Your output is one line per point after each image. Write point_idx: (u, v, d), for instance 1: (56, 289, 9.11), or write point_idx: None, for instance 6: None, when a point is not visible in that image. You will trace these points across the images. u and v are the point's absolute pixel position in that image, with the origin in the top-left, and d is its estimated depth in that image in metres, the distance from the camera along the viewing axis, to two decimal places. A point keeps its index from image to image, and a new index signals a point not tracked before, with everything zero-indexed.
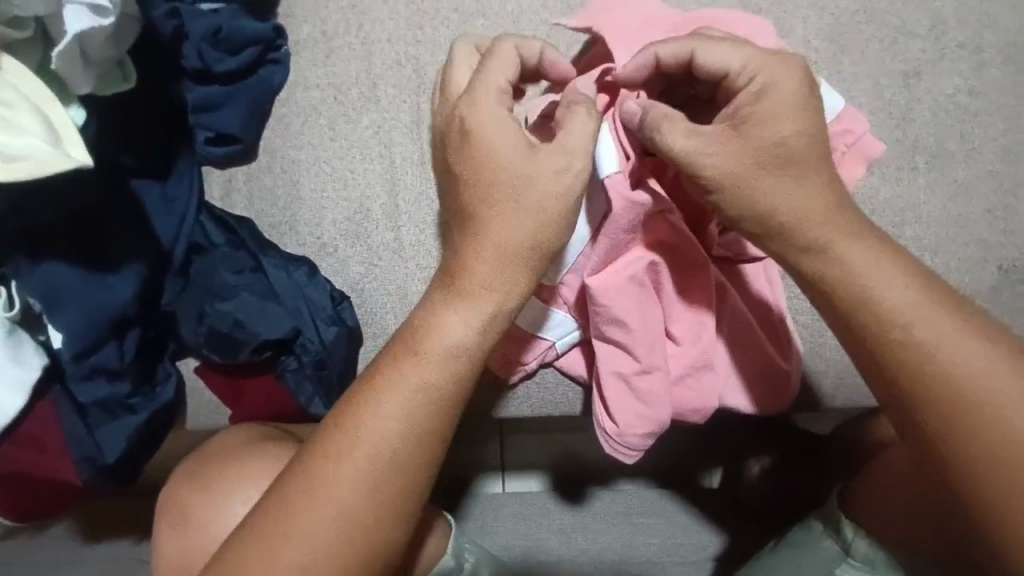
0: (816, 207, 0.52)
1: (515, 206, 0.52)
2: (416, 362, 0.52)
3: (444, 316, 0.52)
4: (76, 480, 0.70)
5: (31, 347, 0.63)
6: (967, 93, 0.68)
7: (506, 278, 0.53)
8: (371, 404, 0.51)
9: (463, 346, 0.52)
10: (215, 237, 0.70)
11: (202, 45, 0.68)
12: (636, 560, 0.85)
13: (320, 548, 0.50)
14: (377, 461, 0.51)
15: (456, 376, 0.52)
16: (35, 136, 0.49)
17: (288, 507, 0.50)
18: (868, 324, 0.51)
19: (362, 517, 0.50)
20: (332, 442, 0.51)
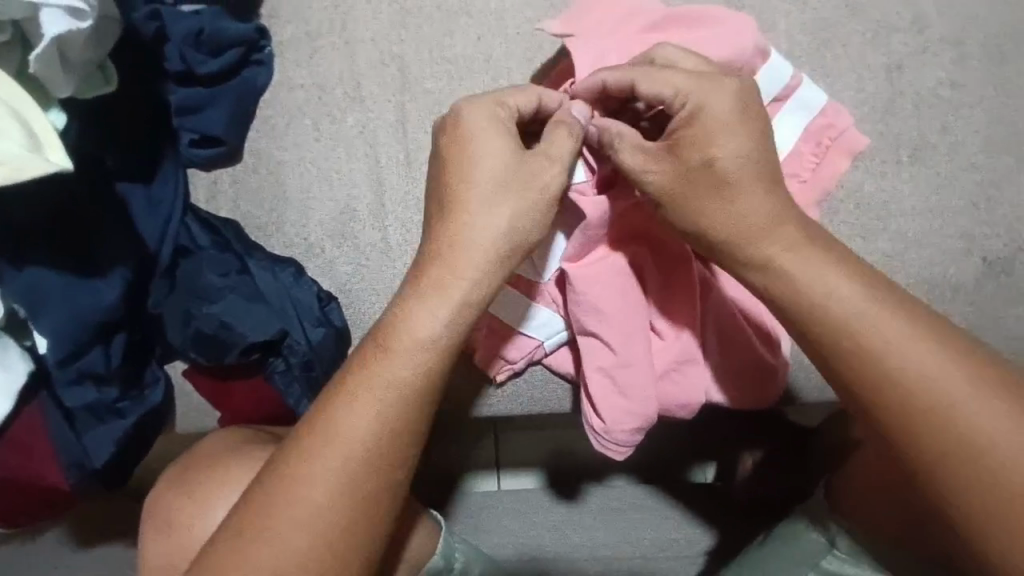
0: (755, 218, 0.52)
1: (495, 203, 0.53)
2: (380, 354, 0.52)
3: (412, 308, 0.53)
4: (66, 485, 0.70)
5: (16, 351, 0.63)
6: (950, 86, 0.68)
7: (475, 268, 0.53)
8: (342, 404, 0.51)
9: (432, 336, 0.52)
10: (201, 239, 0.70)
11: (184, 47, 0.65)
12: (630, 556, 0.82)
13: (296, 547, 0.50)
14: (349, 456, 0.51)
15: (428, 366, 0.52)
16: (12, 140, 0.49)
17: (263, 506, 0.50)
18: (816, 330, 0.52)
19: (338, 515, 0.50)
20: (303, 438, 0.51)
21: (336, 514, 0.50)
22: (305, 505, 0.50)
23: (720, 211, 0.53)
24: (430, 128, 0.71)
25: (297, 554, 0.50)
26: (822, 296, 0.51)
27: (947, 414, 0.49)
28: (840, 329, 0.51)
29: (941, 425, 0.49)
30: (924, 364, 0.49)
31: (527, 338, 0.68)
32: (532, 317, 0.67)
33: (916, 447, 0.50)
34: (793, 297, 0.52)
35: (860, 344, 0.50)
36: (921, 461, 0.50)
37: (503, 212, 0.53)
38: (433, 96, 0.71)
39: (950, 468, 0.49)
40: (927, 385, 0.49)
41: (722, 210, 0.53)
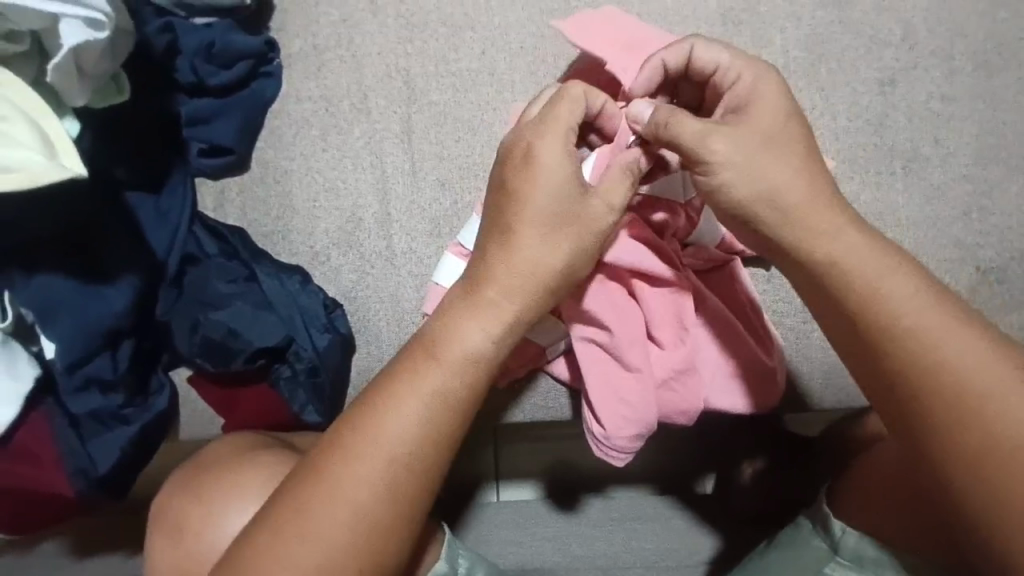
0: (817, 196, 0.53)
1: (536, 226, 0.55)
2: (435, 366, 0.53)
3: (459, 321, 0.54)
4: (68, 493, 0.69)
5: (26, 359, 0.65)
6: (941, 100, 0.70)
7: (527, 284, 0.55)
8: (384, 412, 0.52)
9: (480, 348, 0.54)
10: (207, 246, 0.70)
11: (195, 61, 0.69)
12: (630, 566, 0.83)
13: (330, 548, 0.50)
14: (388, 463, 0.51)
15: (474, 377, 0.54)
16: (29, 149, 0.50)
17: (300, 511, 0.51)
18: (873, 315, 0.52)
19: (372, 515, 0.51)
20: (345, 443, 0.52)
21: (371, 517, 0.51)
22: (342, 513, 0.51)
23: (777, 173, 0.53)
24: (435, 139, 0.72)
25: (331, 559, 0.50)
26: (868, 272, 0.52)
27: (979, 391, 0.50)
28: (884, 315, 0.52)
29: (964, 404, 0.50)
30: (958, 341, 0.51)
31: (530, 343, 0.69)
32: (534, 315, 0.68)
33: (924, 424, 0.52)
34: (836, 264, 0.53)
35: (889, 321, 0.52)
36: (930, 436, 0.52)
37: (552, 237, 0.55)
38: (438, 108, 0.72)
39: (945, 446, 0.51)
40: (957, 363, 0.51)
41: (779, 179, 0.53)
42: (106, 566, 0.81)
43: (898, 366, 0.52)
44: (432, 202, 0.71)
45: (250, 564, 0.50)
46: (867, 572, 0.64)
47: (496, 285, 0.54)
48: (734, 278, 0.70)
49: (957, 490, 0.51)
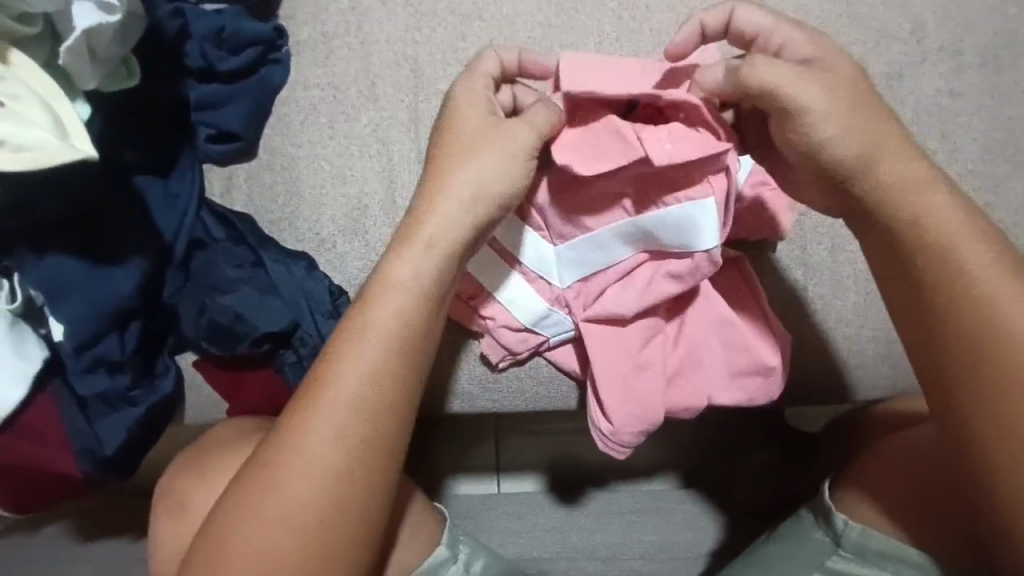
0: (900, 153, 0.54)
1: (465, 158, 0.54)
2: (371, 309, 0.54)
3: (394, 257, 0.54)
4: (75, 473, 0.70)
5: (33, 339, 0.65)
6: (948, 94, 0.70)
7: (450, 209, 0.54)
8: (331, 360, 0.54)
9: (414, 280, 0.54)
10: (215, 231, 0.71)
11: (205, 45, 0.69)
12: (629, 559, 0.84)
13: (298, 500, 0.53)
14: (344, 410, 0.53)
15: (411, 315, 0.54)
16: (41, 127, 0.51)
17: (265, 464, 0.54)
18: (944, 269, 0.54)
19: (334, 465, 0.53)
20: (305, 394, 0.54)
21: (334, 465, 0.53)
22: (310, 465, 0.53)
23: (866, 128, 0.52)
24: None
25: (301, 510, 0.53)
26: (948, 231, 0.54)
27: None
28: (955, 272, 0.54)
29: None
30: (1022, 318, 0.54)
31: (536, 334, 0.69)
32: (544, 317, 0.67)
33: (971, 400, 0.55)
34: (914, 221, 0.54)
35: (951, 291, 0.54)
36: (975, 411, 0.55)
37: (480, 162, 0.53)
38: None
39: (986, 423, 0.54)
40: (1018, 339, 0.53)
41: (870, 133, 0.52)
42: (111, 547, 0.83)
43: (963, 324, 0.54)
44: None
45: (229, 516, 0.53)
46: (869, 565, 0.65)
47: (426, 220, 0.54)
48: (742, 274, 0.68)
49: (987, 467, 0.55)
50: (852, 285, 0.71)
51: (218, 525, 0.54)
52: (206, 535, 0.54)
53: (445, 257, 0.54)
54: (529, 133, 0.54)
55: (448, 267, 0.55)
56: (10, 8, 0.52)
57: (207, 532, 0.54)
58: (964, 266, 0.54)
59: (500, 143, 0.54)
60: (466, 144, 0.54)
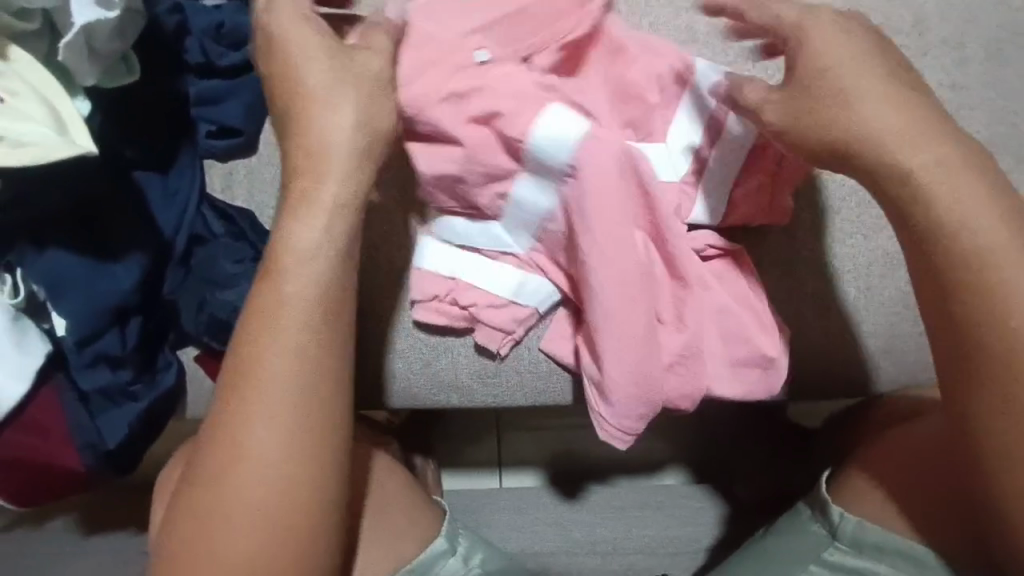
0: (919, 126, 0.55)
1: (321, 111, 0.55)
2: (278, 278, 0.55)
3: (290, 228, 0.55)
4: (76, 467, 0.71)
5: (35, 334, 0.66)
6: (950, 88, 0.69)
7: (329, 163, 0.55)
8: (257, 337, 0.54)
9: (318, 248, 0.55)
10: (215, 226, 0.71)
11: (205, 41, 0.68)
12: (630, 552, 0.83)
13: (258, 480, 0.53)
14: (272, 394, 0.54)
15: (320, 278, 0.55)
16: (40, 123, 0.51)
17: (208, 460, 0.54)
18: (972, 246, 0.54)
19: (282, 442, 0.53)
20: (233, 383, 0.55)
21: (278, 446, 0.53)
22: (252, 452, 0.53)
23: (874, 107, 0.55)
24: None
25: (265, 490, 0.53)
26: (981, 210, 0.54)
27: None
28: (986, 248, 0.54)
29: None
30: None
31: (520, 307, 0.69)
32: (521, 285, 0.69)
33: (986, 387, 0.54)
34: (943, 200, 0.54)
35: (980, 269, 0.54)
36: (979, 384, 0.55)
37: (337, 110, 0.55)
38: None
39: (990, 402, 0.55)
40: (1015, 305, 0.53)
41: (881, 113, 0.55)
42: (115, 540, 0.84)
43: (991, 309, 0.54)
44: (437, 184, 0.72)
45: (198, 503, 0.54)
46: (869, 559, 0.65)
47: (307, 178, 0.55)
48: (745, 267, 0.68)
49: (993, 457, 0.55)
50: (852, 279, 0.71)
51: (190, 510, 0.55)
52: (166, 536, 0.55)
53: (348, 224, 0.55)
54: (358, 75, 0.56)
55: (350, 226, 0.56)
56: (10, 4, 0.52)
57: (169, 533, 0.55)
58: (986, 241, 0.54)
59: (363, 88, 0.56)
60: (320, 98, 0.55)
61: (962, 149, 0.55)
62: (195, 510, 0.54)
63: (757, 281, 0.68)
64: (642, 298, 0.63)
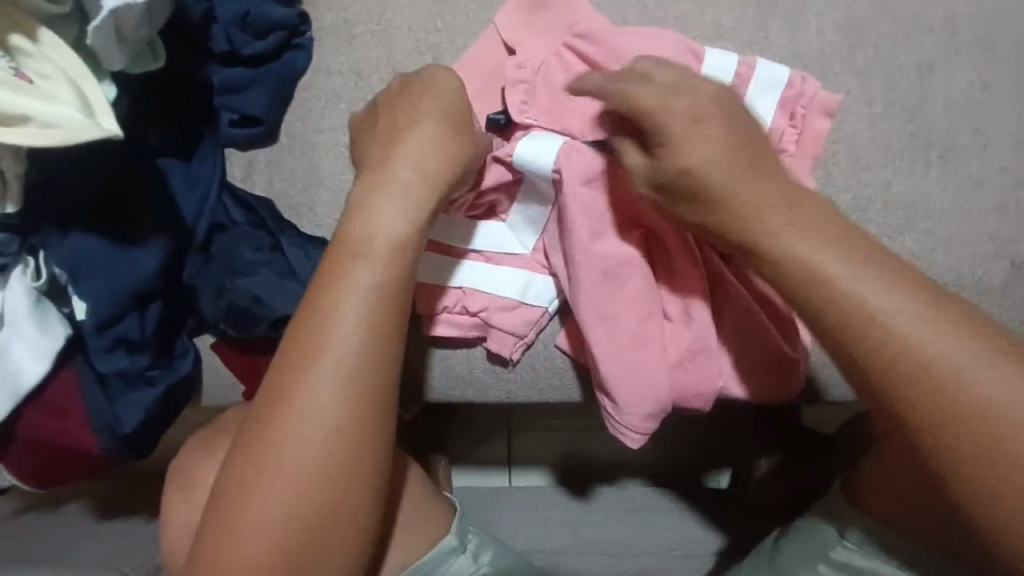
0: (771, 194, 0.54)
1: (425, 115, 0.58)
2: (359, 257, 0.55)
3: (379, 202, 0.56)
4: (93, 450, 0.71)
5: (57, 316, 0.67)
6: (981, 88, 0.68)
7: (422, 158, 0.57)
8: (325, 313, 0.54)
9: (396, 233, 0.56)
10: (234, 214, 0.71)
11: (230, 29, 0.67)
12: (648, 552, 0.82)
13: (304, 457, 0.53)
14: (346, 362, 0.54)
15: (398, 263, 0.55)
16: (68, 105, 0.52)
17: (267, 426, 0.53)
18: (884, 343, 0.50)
19: (335, 420, 0.53)
20: (303, 347, 0.54)
21: (332, 423, 0.53)
22: (318, 418, 0.53)
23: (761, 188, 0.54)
24: None
25: (306, 467, 0.53)
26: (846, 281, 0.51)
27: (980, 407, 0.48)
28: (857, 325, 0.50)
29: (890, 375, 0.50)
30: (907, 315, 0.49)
31: (529, 308, 0.68)
32: (527, 285, 0.68)
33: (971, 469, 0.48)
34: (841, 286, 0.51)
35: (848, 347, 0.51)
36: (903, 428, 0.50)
37: (427, 125, 0.58)
38: None
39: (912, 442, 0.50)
40: (902, 338, 0.49)
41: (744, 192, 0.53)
42: (129, 525, 0.85)
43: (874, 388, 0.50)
44: None
45: (237, 474, 0.53)
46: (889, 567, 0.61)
47: (399, 164, 0.57)
48: None
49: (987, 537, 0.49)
50: None
51: (229, 485, 0.53)
52: (215, 504, 0.54)
53: (430, 207, 0.57)
54: (450, 98, 0.59)
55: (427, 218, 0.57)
56: None
57: (218, 501, 0.54)
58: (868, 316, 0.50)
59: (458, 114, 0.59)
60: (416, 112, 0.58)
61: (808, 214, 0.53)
62: (233, 483, 0.53)
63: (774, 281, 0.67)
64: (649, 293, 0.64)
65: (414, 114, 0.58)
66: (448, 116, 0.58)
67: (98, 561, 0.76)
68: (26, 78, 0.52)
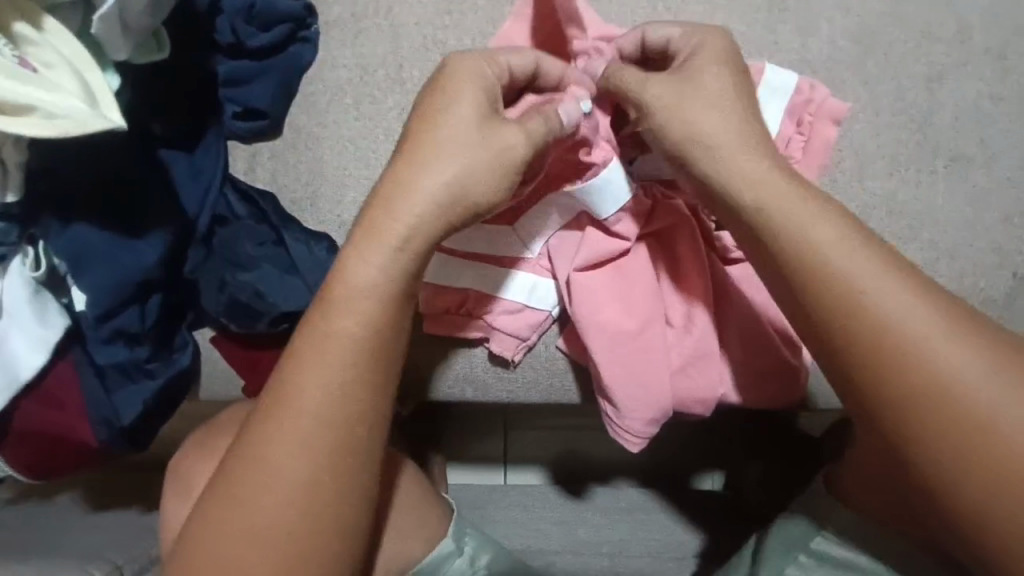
0: (833, 234, 0.51)
1: (444, 140, 0.53)
2: (329, 310, 0.53)
3: (349, 262, 0.53)
4: (91, 442, 0.70)
5: (55, 308, 0.67)
6: (990, 99, 0.67)
7: (418, 202, 0.52)
8: (293, 371, 0.53)
9: (371, 285, 0.53)
10: (237, 208, 0.71)
11: (235, 20, 0.65)
12: (637, 555, 0.82)
13: (271, 512, 0.52)
14: (310, 423, 0.52)
15: (372, 316, 0.53)
16: (73, 96, 0.51)
17: (235, 481, 0.53)
18: (919, 401, 0.49)
19: (303, 477, 0.52)
20: (266, 407, 0.53)
21: (302, 478, 0.52)
22: (277, 478, 0.52)
23: (823, 236, 0.51)
24: None
25: (271, 522, 0.52)
26: (900, 325, 0.50)
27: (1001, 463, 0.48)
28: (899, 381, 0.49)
29: (935, 433, 0.49)
30: (984, 387, 0.48)
31: (534, 313, 0.68)
32: (533, 289, 0.67)
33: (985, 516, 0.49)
34: (898, 339, 0.49)
35: (883, 401, 0.50)
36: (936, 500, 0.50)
37: (457, 148, 0.53)
38: None
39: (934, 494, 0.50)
40: (947, 389, 0.49)
41: (819, 231, 0.51)
42: (122, 516, 0.84)
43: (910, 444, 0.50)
44: None
45: (205, 526, 0.53)
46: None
47: (385, 211, 0.53)
48: None
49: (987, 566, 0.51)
50: None
51: (197, 538, 0.53)
52: (175, 555, 0.54)
53: (414, 263, 0.53)
54: (481, 103, 0.54)
55: (411, 267, 0.53)
56: None
57: (178, 552, 0.54)
58: (920, 362, 0.49)
59: (490, 135, 0.53)
60: (437, 137, 0.53)
61: (874, 252, 0.51)
62: (202, 537, 0.53)
63: None
64: (651, 301, 0.64)
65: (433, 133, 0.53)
66: (471, 132, 0.53)
67: (89, 552, 0.75)
68: (29, 67, 0.51)
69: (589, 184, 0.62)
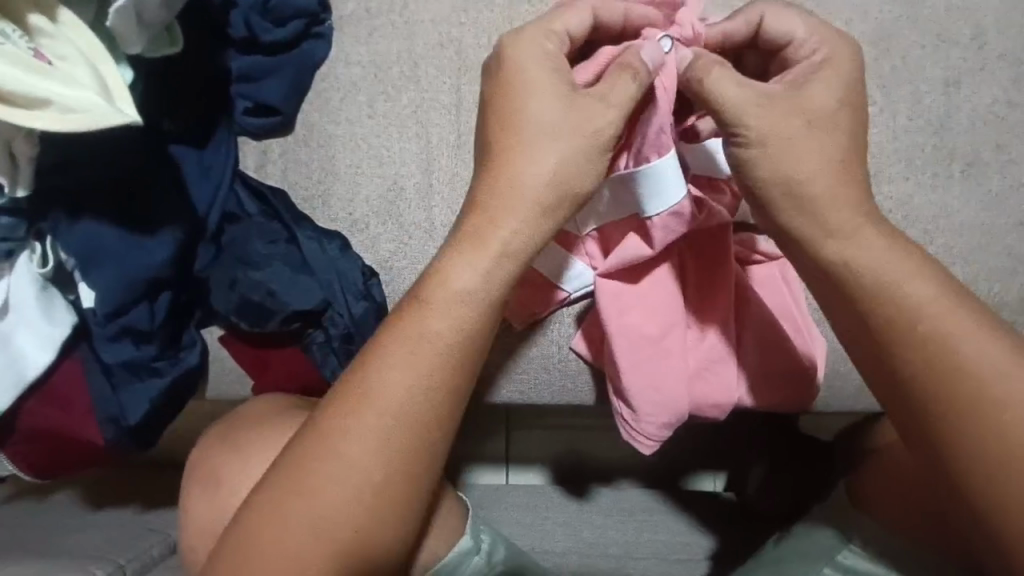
0: (905, 258, 0.51)
1: (531, 140, 0.52)
2: (427, 312, 0.52)
3: (450, 264, 0.53)
4: (98, 440, 0.70)
5: (63, 304, 0.66)
6: (1006, 104, 0.68)
7: (519, 209, 0.52)
8: (380, 367, 0.52)
9: (470, 291, 0.52)
10: (249, 206, 0.70)
11: (251, 14, 0.66)
12: (642, 555, 0.82)
13: (335, 507, 0.51)
14: (391, 423, 0.52)
15: (467, 326, 0.52)
16: (88, 89, 0.50)
17: (303, 469, 0.52)
18: (979, 421, 0.49)
19: (375, 478, 0.52)
20: (347, 399, 0.53)
21: (372, 477, 0.52)
22: (344, 473, 0.52)
23: (894, 260, 0.51)
24: None
25: (333, 517, 0.51)
26: (969, 350, 0.50)
27: None
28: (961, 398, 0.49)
29: (997, 454, 0.49)
30: None
31: (555, 290, 0.67)
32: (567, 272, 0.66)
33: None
34: (970, 360, 0.50)
35: (950, 415, 0.50)
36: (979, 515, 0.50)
37: (534, 147, 0.52)
38: None
39: (977, 506, 0.50)
40: (1002, 413, 0.49)
41: (885, 259, 0.51)
42: (127, 516, 0.83)
43: (962, 458, 0.50)
44: (453, 171, 0.71)
45: (257, 510, 0.52)
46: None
47: (483, 210, 0.53)
48: (783, 274, 0.67)
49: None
50: None
51: (249, 521, 0.52)
52: (227, 534, 0.53)
53: (509, 266, 0.53)
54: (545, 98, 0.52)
55: (504, 281, 0.53)
56: None
57: (230, 532, 0.53)
58: (984, 385, 0.49)
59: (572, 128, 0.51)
60: (528, 136, 0.52)
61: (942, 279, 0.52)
62: (256, 520, 0.52)
63: (792, 290, 0.67)
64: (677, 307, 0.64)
65: (509, 133, 0.53)
66: (522, 131, 0.52)
67: (94, 550, 0.74)
68: (44, 59, 0.50)
69: (644, 169, 0.58)
